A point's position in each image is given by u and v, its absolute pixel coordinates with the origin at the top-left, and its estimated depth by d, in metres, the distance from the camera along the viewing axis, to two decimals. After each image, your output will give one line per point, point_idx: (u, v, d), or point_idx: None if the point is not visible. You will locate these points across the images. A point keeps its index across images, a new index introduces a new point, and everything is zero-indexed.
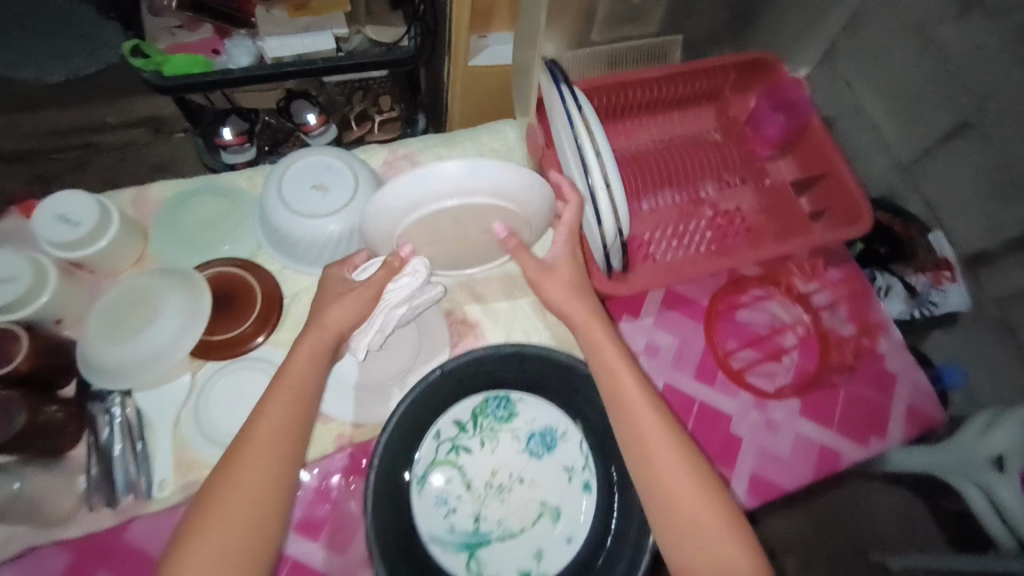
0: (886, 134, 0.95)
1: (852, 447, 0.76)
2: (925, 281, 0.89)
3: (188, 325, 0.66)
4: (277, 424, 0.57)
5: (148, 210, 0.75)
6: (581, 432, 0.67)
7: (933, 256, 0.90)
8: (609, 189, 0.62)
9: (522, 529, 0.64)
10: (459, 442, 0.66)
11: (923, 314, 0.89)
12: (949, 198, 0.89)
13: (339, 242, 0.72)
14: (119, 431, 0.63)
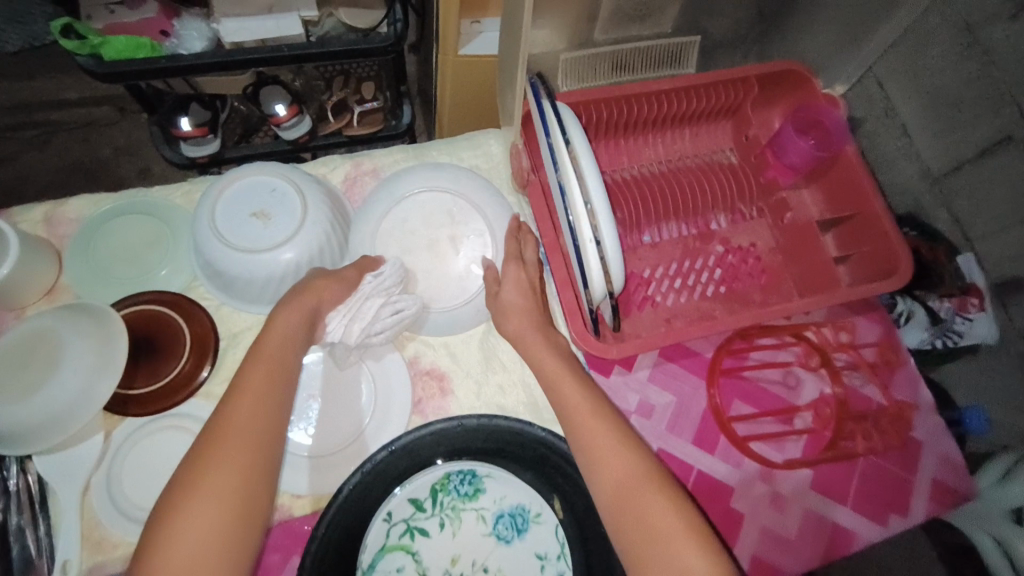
0: (918, 143, 0.78)
1: (868, 527, 0.67)
2: (949, 307, 0.75)
3: (100, 374, 0.56)
4: (236, 449, 0.49)
5: (64, 230, 0.64)
6: (558, 515, 0.57)
7: (961, 281, 0.75)
8: (599, 242, 0.51)
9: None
10: (415, 523, 0.56)
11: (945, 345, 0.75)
12: (983, 216, 0.73)
13: (284, 280, 0.61)
14: (16, 503, 0.53)
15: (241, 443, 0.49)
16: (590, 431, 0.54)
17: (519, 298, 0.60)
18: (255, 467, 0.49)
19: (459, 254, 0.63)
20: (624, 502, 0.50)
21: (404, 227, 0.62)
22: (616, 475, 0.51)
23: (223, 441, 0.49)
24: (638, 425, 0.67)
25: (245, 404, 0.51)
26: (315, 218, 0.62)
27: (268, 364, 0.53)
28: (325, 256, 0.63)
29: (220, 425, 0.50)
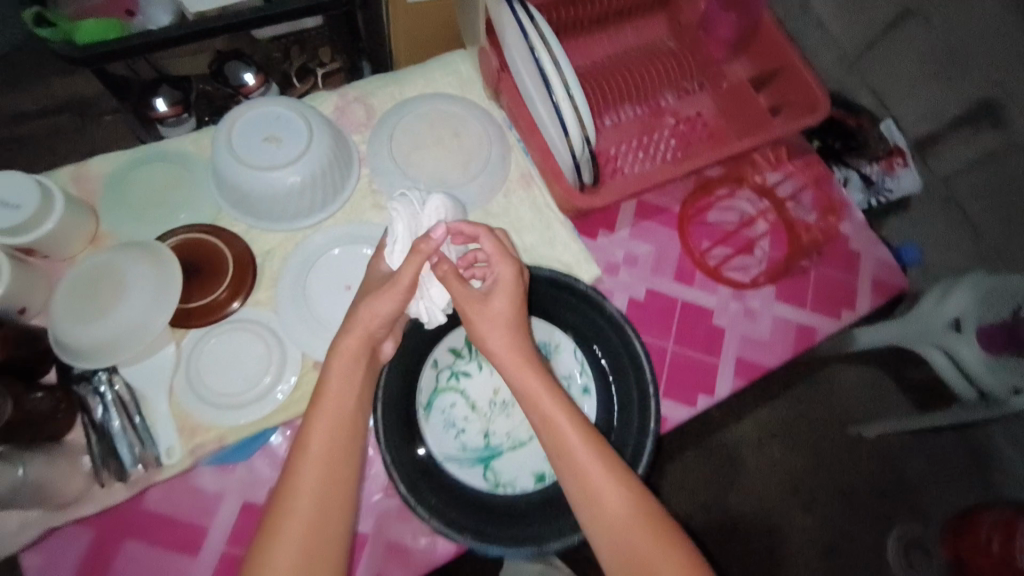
0: (832, 30, 1.02)
1: (826, 322, 0.81)
2: (879, 170, 1.03)
3: (162, 293, 0.63)
4: (324, 456, 0.53)
5: (90, 185, 0.71)
6: (574, 342, 0.69)
7: (884, 144, 1.02)
8: (570, 96, 0.65)
9: (531, 437, 0.67)
10: (458, 368, 0.69)
11: (878, 201, 1.06)
12: (892, 83, 0.96)
13: (304, 192, 0.70)
14: (113, 408, 0.61)
15: (324, 449, 0.53)
16: (551, 417, 0.56)
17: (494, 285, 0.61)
18: (339, 473, 0.53)
19: (462, 150, 0.77)
20: (582, 486, 0.53)
21: (413, 134, 0.77)
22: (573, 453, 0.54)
23: (309, 455, 0.53)
24: (627, 274, 0.79)
25: (324, 420, 0.55)
26: (317, 137, 0.69)
27: (341, 378, 0.57)
28: (325, 174, 0.71)
29: (303, 441, 0.54)
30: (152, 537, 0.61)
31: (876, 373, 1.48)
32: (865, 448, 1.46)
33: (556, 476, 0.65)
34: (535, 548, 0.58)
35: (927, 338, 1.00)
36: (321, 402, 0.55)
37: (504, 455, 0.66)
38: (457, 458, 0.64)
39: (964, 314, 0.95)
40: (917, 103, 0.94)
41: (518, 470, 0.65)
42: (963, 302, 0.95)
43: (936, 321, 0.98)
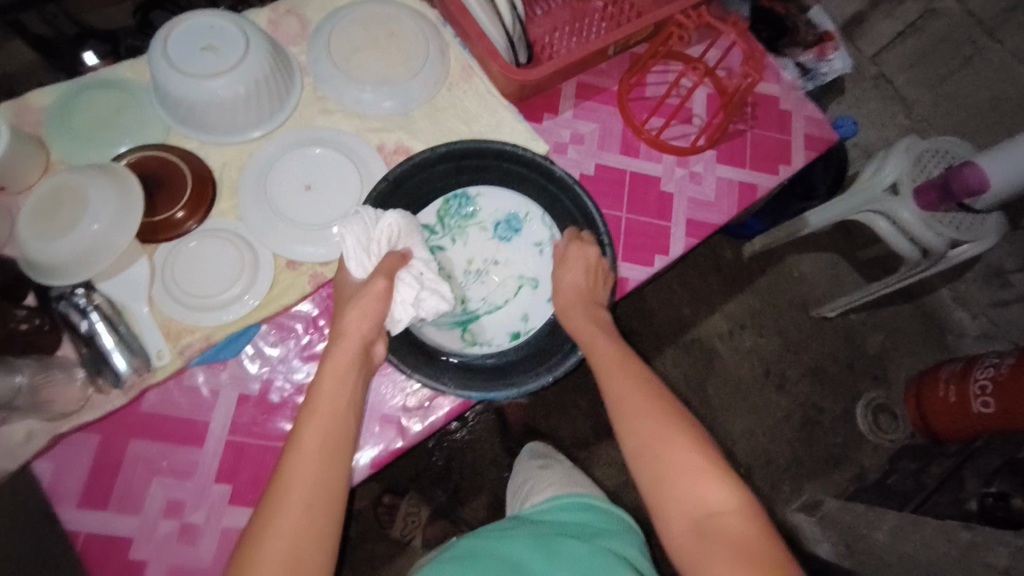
0: None
1: (765, 177, 0.87)
2: (813, 58, 1.24)
3: (126, 208, 0.64)
4: (316, 455, 0.51)
5: (37, 119, 0.71)
6: (541, 210, 0.73)
7: (815, 30, 1.25)
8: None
9: (506, 302, 0.72)
10: (432, 244, 0.72)
11: (815, 85, 1.25)
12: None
13: (250, 100, 0.71)
14: (96, 317, 0.62)
15: (317, 446, 0.51)
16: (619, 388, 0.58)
17: (583, 262, 0.66)
18: (330, 475, 0.50)
19: (401, 48, 0.78)
20: (620, 406, 0.57)
21: (349, 38, 0.78)
22: (639, 416, 0.56)
23: (305, 452, 0.51)
24: (576, 152, 0.83)
25: (317, 420, 0.53)
26: (254, 45, 0.69)
27: (333, 379, 0.56)
28: (266, 82, 0.72)
29: (297, 441, 0.52)
30: (156, 435, 0.64)
31: (831, 259, 1.58)
32: (829, 329, 1.54)
33: (529, 334, 0.71)
34: (514, 389, 0.64)
35: (875, 205, 1.15)
36: (315, 404, 0.54)
37: (482, 318, 0.72)
38: (436, 322, 0.70)
39: (901, 179, 1.13)
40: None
41: (495, 330, 0.71)
42: (899, 168, 1.13)
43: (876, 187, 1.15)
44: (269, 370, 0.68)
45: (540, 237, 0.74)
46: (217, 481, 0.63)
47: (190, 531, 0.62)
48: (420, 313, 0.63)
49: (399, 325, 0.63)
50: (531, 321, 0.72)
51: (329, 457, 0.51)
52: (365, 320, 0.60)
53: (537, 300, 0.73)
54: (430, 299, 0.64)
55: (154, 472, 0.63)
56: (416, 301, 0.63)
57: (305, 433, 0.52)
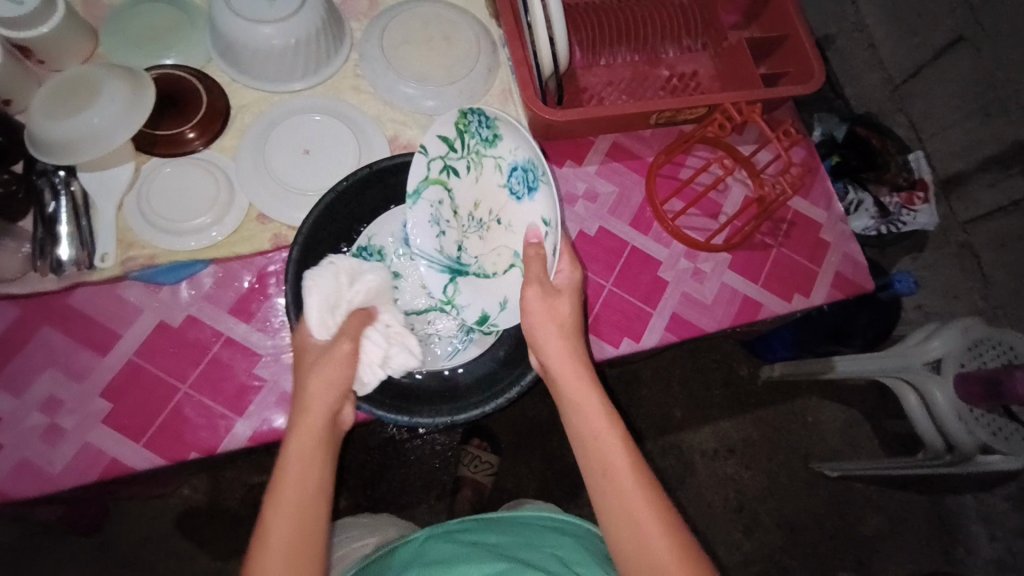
0: (881, 52, 1.21)
1: (775, 301, 0.80)
2: (898, 202, 1.14)
3: (130, 113, 0.65)
4: (286, 550, 0.46)
5: (100, 12, 0.75)
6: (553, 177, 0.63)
7: (909, 175, 1.14)
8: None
9: (501, 271, 0.68)
10: (449, 162, 0.65)
11: (890, 229, 1.15)
12: (937, 104, 1.13)
13: (285, 55, 0.71)
14: (65, 203, 0.65)
15: (286, 539, 0.47)
16: (620, 483, 0.50)
17: (541, 297, 0.59)
18: (302, 574, 0.46)
19: (450, 53, 0.77)
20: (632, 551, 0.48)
21: (407, 29, 0.77)
22: (634, 522, 0.48)
23: (272, 546, 0.46)
24: (584, 208, 0.80)
25: (286, 508, 0.48)
26: (309, 6, 0.68)
27: (303, 458, 0.50)
28: (309, 43, 0.72)
29: (264, 530, 0.47)
30: (69, 329, 0.66)
31: (855, 416, 1.39)
32: (821, 490, 1.35)
33: (499, 325, 0.66)
34: (405, 419, 0.61)
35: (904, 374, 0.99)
36: (281, 487, 0.49)
37: (470, 276, 0.67)
38: (430, 256, 0.65)
39: (946, 357, 0.95)
40: (950, 137, 1.13)
41: (473, 298, 0.66)
42: (948, 346, 0.95)
43: (917, 359, 0.98)
44: (197, 307, 0.68)
45: (546, 209, 0.65)
46: (101, 395, 0.64)
47: (56, 432, 0.62)
48: (387, 372, 0.60)
49: (367, 387, 0.59)
50: (507, 309, 0.66)
51: (301, 555, 0.47)
52: (331, 389, 0.54)
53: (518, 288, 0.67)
54: (398, 357, 0.61)
55: (51, 363, 0.64)
56: (383, 361, 0.60)
57: (272, 523, 0.47)
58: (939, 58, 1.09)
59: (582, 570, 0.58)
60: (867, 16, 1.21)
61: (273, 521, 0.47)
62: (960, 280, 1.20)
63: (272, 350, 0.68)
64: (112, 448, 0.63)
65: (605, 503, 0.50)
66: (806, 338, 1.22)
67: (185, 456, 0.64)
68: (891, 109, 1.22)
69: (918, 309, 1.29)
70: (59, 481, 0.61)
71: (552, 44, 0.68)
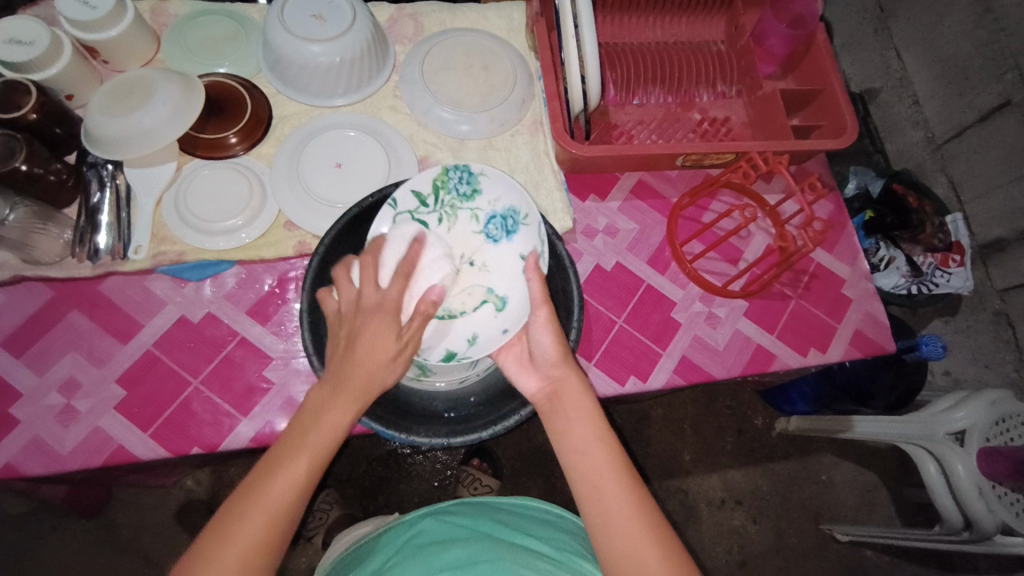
0: (926, 111, 1.19)
1: (788, 351, 0.78)
2: (932, 262, 1.11)
3: (176, 116, 0.68)
4: (279, 509, 0.45)
5: (165, 21, 0.80)
6: (540, 217, 0.68)
7: (947, 239, 1.09)
8: (579, 38, 0.68)
9: (457, 312, 0.66)
10: (415, 215, 0.67)
11: (921, 289, 1.12)
12: (977, 168, 1.11)
13: (329, 72, 0.75)
14: (109, 195, 0.69)
15: (281, 496, 0.45)
16: (605, 501, 0.49)
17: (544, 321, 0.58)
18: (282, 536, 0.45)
19: (487, 81, 0.80)
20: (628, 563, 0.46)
21: (448, 55, 0.80)
22: (629, 529, 0.47)
23: (296, 468, 0.46)
24: (603, 242, 0.80)
25: (325, 433, 0.47)
26: (358, 28, 0.72)
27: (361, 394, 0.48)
28: (354, 62, 0.75)
29: (298, 450, 0.47)
30: (95, 315, 0.69)
31: (873, 478, 1.33)
32: (830, 552, 1.29)
33: (468, 359, 0.64)
34: (403, 436, 0.60)
35: (926, 443, 0.95)
36: (328, 411, 0.48)
37: (423, 323, 0.65)
38: None
39: (971, 428, 0.91)
40: (990, 204, 1.10)
41: (431, 340, 0.64)
42: (975, 417, 0.91)
43: (940, 427, 0.94)
44: (217, 306, 0.71)
45: (529, 242, 0.67)
46: (117, 382, 0.67)
47: (69, 414, 0.65)
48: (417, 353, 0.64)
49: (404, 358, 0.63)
50: (511, 334, 0.64)
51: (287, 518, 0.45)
52: (386, 360, 0.49)
53: (491, 327, 0.65)
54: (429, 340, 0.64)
55: (74, 346, 0.67)
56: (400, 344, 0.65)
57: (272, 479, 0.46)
58: (980, 124, 1.08)
59: (571, 560, 0.57)
60: (913, 74, 1.19)
61: (277, 478, 0.46)
62: (994, 349, 1.15)
63: (283, 353, 0.70)
64: (120, 435, 0.65)
65: (588, 496, 0.50)
66: (826, 392, 1.19)
67: (187, 450, 0.65)
68: (932, 168, 1.20)
69: (946, 376, 1.25)
70: (68, 461, 0.63)
71: (582, 82, 0.70)
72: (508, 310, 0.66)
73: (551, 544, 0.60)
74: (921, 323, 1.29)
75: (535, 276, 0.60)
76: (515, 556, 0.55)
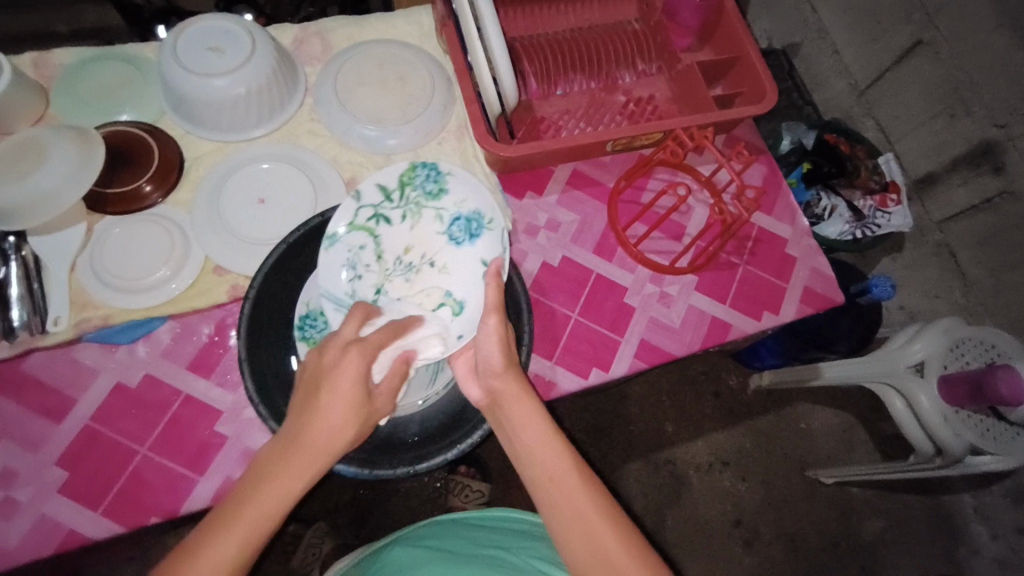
0: (845, 59, 1.22)
1: (743, 319, 0.79)
2: (872, 205, 1.13)
3: (77, 173, 0.64)
4: None
5: (51, 72, 0.75)
6: (505, 225, 0.67)
7: (881, 180, 1.13)
8: (484, 40, 0.67)
9: (415, 314, 0.66)
10: (381, 211, 0.68)
11: (865, 232, 1.14)
12: (900, 109, 1.14)
13: (235, 104, 0.71)
14: (15, 268, 0.64)
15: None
16: (570, 510, 0.48)
17: (486, 334, 0.56)
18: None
19: (404, 92, 0.77)
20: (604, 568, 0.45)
21: (361, 71, 0.77)
22: (599, 531, 0.47)
23: (245, 521, 0.44)
24: (547, 237, 0.80)
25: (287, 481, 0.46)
26: (260, 55, 0.69)
27: (325, 439, 0.47)
28: (262, 91, 0.72)
29: (248, 496, 0.45)
30: (23, 398, 0.65)
31: (849, 419, 1.37)
32: (818, 497, 1.33)
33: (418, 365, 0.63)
34: (366, 471, 0.59)
35: (889, 379, 0.98)
36: (289, 458, 0.47)
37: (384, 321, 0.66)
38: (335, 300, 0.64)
39: (929, 359, 0.93)
40: (918, 141, 1.13)
41: None
42: (930, 348, 0.94)
43: (900, 363, 0.96)
44: (153, 367, 0.68)
45: (492, 248, 0.67)
46: (57, 463, 0.63)
47: (10, 506, 0.61)
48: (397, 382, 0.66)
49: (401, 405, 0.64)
50: (464, 340, 0.63)
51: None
52: (345, 429, 0.48)
53: (447, 333, 0.65)
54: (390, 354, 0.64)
55: (5, 435, 0.63)
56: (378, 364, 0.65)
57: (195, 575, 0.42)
58: (899, 64, 1.10)
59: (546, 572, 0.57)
60: (829, 24, 1.22)
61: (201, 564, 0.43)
62: (940, 279, 1.19)
63: (232, 403, 0.67)
64: (68, 519, 0.61)
65: (552, 504, 0.48)
66: (791, 345, 1.22)
67: (145, 521, 0.62)
68: (860, 113, 1.23)
69: (903, 310, 1.30)
70: (14, 557, 0.60)
71: (496, 84, 0.69)
72: (464, 316, 0.65)
73: (528, 556, 0.60)
74: (870, 265, 1.33)
75: (493, 282, 0.57)
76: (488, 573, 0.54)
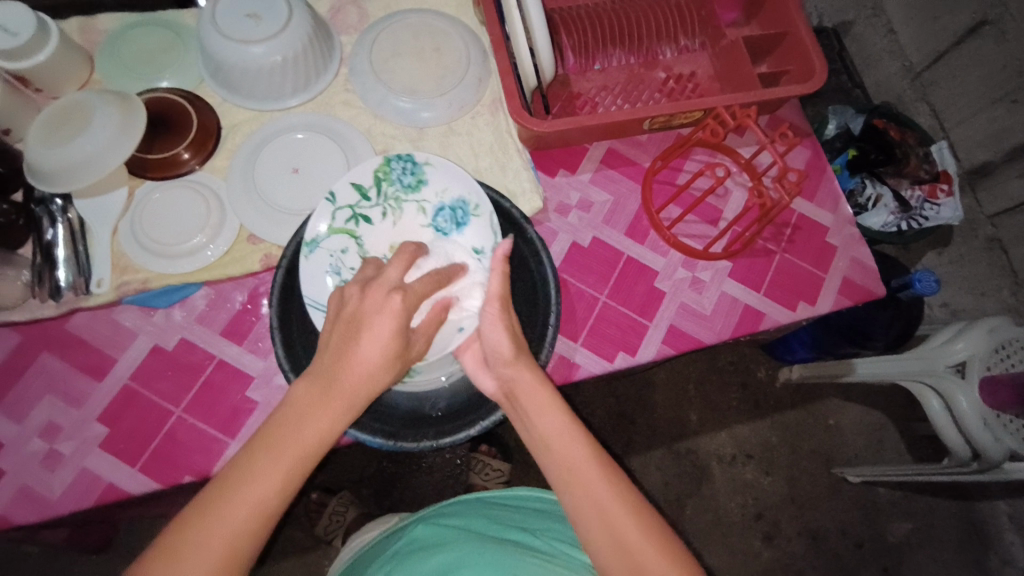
0: (902, 39, 1.15)
1: (777, 309, 0.77)
2: (920, 195, 1.08)
3: (119, 139, 0.65)
4: (233, 536, 0.40)
5: (95, 37, 0.77)
6: (491, 207, 0.65)
7: (934, 169, 1.07)
8: (523, 10, 0.66)
9: None
10: (359, 211, 0.64)
11: (911, 224, 1.08)
12: (958, 93, 1.08)
13: (271, 72, 0.71)
14: (62, 230, 0.67)
15: (244, 520, 0.41)
16: (591, 495, 0.47)
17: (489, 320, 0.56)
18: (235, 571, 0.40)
19: (439, 63, 0.76)
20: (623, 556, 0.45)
21: (395, 40, 0.76)
22: (618, 517, 0.46)
23: (280, 458, 0.42)
24: (578, 217, 0.78)
25: (322, 416, 0.44)
26: (296, 22, 0.68)
27: (362, 376, 0.45)
28: (298, 59, 0.71)
29: (279, 430, 0.43)
30: (67, 356, 0.68)
31: (880, 416, 1.34)
32: (843, 493, 1.30)
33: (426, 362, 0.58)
34: (390, 443, 0.60)
35: (927, 378, 0.94)
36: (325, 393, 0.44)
37: None
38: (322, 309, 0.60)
39: (971, 359, 0.89)
40: (975, 129, 1.07)
41: None
42: (973, 347, 0.90)
43: (940, 362, 0.92)
44: (189, 331, 0.70)
45: (481, 235, 0.64)
46: (98, 420, 0.66)
47: (55, 458, 0.64)
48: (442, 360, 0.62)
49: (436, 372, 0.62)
50: (466, 331, 0.59)
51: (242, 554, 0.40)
52: (382, 367, 0.46)
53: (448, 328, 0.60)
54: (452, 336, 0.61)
55: (50, 390, 0.66)
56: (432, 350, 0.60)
57: (229, 510, 0.40)
58: (958, 46, 1.04)
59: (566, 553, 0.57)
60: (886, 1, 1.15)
61: (238, 499, 0.41)
62: (988, 276, 1.13)
63: (264, 370, 0.69)
64: (108, 473, 0.64)
65: (572, 489, 0.48)
66: (825, 338, 1.18)
67: (179, 479, 0.65)
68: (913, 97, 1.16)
69: (945, 308, 1.23)
70: (59, 506, 0.63)
71: (533, 56, 0.69)
72: (462, 308, 0.61)
73: (549, 535, 0.60)
74: (914, 258, 1.27)
75: (498, 268, 0.56)
76: (508, 551, 0.55)
